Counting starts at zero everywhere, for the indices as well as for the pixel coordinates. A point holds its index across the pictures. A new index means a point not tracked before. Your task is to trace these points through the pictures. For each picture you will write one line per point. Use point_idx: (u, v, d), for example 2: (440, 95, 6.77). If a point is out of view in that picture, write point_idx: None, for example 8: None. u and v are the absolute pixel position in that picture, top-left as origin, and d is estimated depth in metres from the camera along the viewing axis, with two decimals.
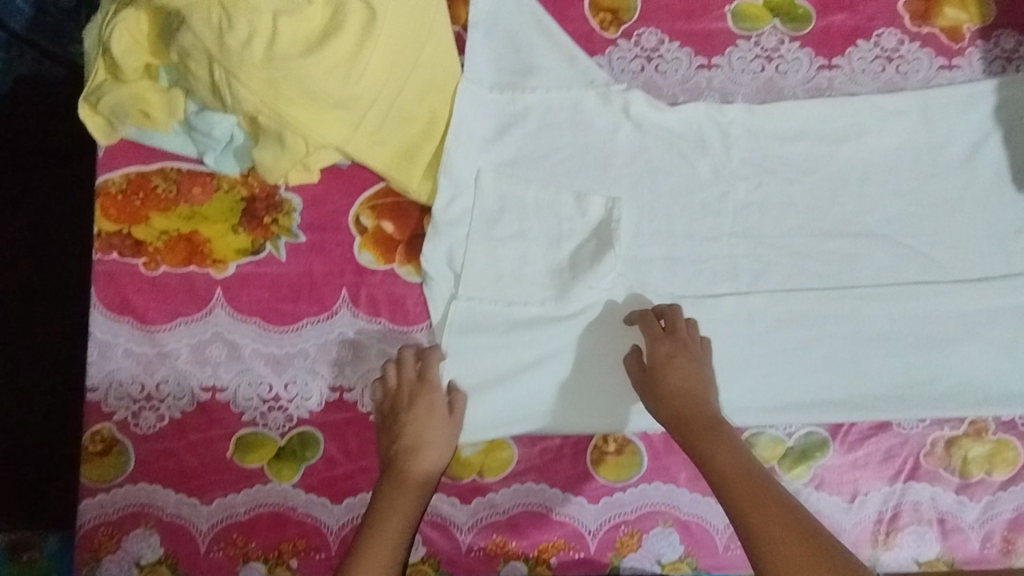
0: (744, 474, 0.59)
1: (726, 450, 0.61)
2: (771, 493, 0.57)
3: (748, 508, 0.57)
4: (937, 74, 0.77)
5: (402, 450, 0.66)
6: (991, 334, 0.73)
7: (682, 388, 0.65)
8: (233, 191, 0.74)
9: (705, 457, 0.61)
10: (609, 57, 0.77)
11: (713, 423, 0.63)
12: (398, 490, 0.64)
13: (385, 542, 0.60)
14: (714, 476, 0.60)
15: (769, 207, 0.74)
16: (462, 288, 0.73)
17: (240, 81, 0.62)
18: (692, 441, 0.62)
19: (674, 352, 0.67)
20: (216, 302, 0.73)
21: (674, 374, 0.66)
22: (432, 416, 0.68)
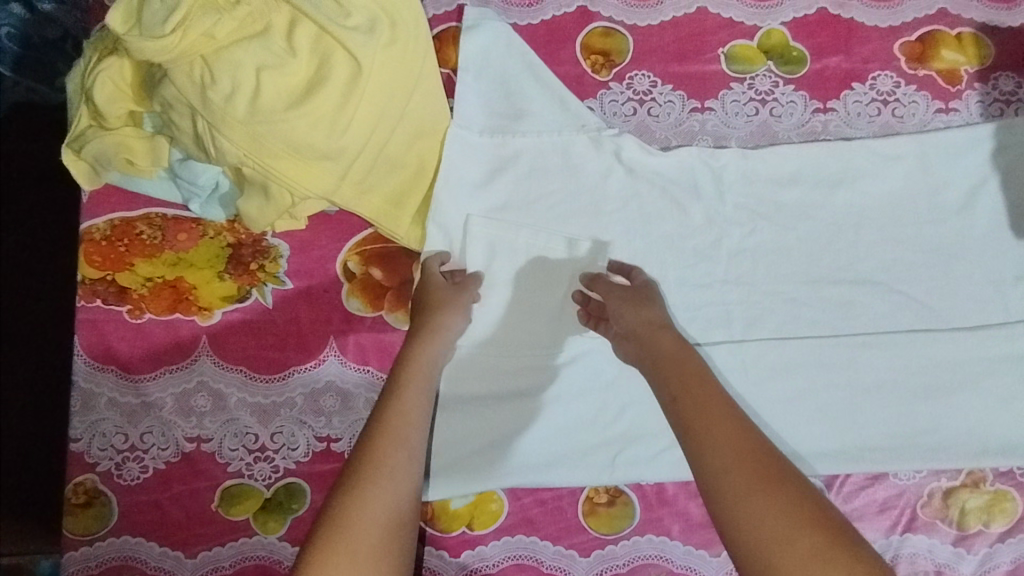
0: (699, 386, 0.60)
1: (687, 363, 0.62)
2: (721, 404, 0.59)
3: (704, 415, 0.58)
4: (934, 117, 0.76)
5: (410, 342, 0.67)
6: (988, 383, 0.71)
7: (648, 320, 0.66)
8: (219, 237, 0.73)
9: (663, 372, 0.62)
10: (601, 99, 0.76)
11: (678, 346, 0.64)
12: (402, 386, 0.64)
13: (392, 439, 0.61)
14: (671, 390, 0.61)
15: (763, 253, 0.73)
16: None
17: (223, 135, 0.61)
18: (659, 358, 0.64)
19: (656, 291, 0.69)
20: (201, 350, 0.72)
21: (647, 301, 0.68)
22: (444, 310, 0.68)
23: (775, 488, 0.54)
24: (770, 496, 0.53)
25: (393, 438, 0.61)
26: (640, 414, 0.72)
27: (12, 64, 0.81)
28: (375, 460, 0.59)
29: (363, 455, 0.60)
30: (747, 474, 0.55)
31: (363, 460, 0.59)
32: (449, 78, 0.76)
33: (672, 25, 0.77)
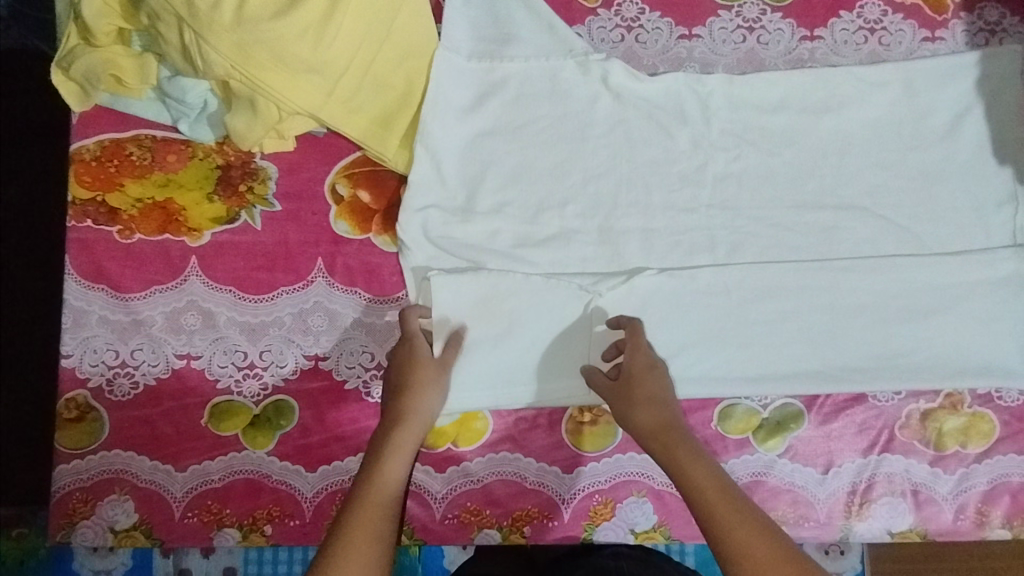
0: (723, 496, 0.56)
1: (702, 469, 0.58)
2: (745, 515, 0.55)
3: (724, 527, 0.54)
4: (920, 46, 0.76)
5: (392, 413, 0.63)
6: (967, 308, 0.72)
7: (657, 402, 0.63)
8: (209, 159, 0.74)
9: (680, 475, 0.58)
10: (589, 26, 0.76)
11: (688, 442, 0.60)
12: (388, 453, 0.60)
13: (377, 518, 0.56)
14: (696, 506, 0.56)
15: (748, 179, 0.74)
16: (437, 259, 0.73)
17: (210, 44, 0.61)
18: (667, 455, 0.60)
19: (653, 363, 0.65)
20: (191, 271, 0.73)
21: (651, 385, 0.63)
22: (417, 369, 0.66)
23: None
24: None
25: (376, 525, 0.55)
26: None
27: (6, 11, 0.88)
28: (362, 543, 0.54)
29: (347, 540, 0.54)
30: None
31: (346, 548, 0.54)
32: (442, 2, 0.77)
33: None
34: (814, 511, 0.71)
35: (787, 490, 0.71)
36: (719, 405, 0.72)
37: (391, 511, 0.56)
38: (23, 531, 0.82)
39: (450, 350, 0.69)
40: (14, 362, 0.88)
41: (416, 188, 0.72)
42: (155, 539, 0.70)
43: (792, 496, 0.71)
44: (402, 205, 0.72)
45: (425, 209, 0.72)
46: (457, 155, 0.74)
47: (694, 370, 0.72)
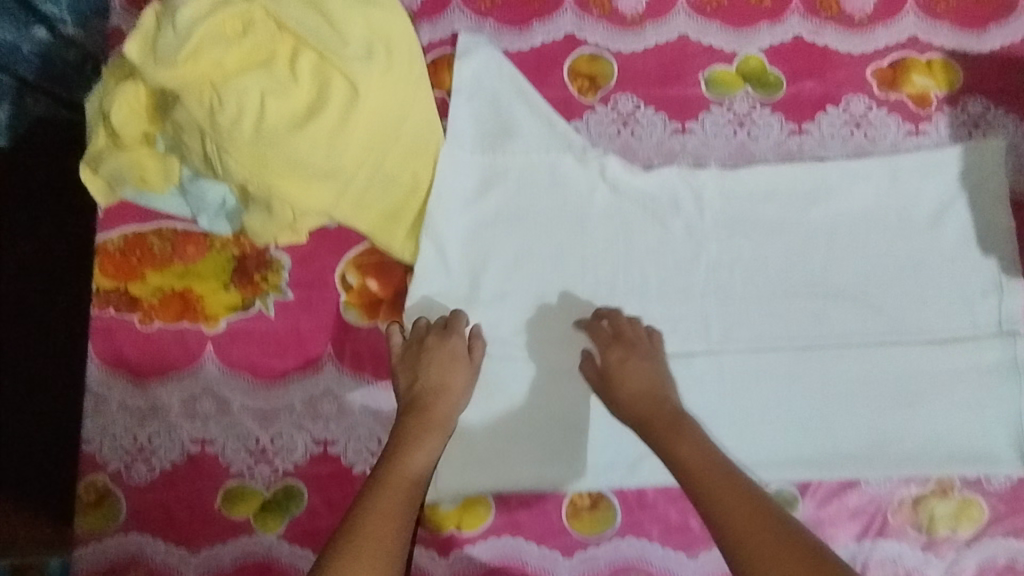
0: (704, 460, 0.64)
1: (688, 447, 0.65)
2: (725, 473, 0.62)
3: (704, 484, 0.62)
4: (904, 139, 0.79)
5: (425, 391, 0.70)
6: (956, 394, 0.75)
7: (641, 391, 0.70)
8: (226, 250, 0.77)
9: (669, 448, 0.66)
10: (587, 121, 0.80)
11: (678, 422, 0.67)
12: (419, 427, 0.68)
13: (406, 473, 0.64)
14: (677, 469, 0.64)
15: (740, 267, 0.77)
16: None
17: (231, 156, 0.65)
18: (656, 433, 0.67)
19: (626, 356, 0.72)
20: (207, 357, 0.76)
21: (631, 377, 0.70)
22: (457, 363, 0.72)
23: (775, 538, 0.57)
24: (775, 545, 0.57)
25: (398, 498, 0.62)
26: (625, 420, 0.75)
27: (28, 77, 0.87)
28: (388, 500, 0.62)
29: (376, 494, 0.62)
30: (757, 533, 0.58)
31: (373, 503, 0.62)
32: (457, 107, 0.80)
33: (653, 51, 0.80)
34: None
35: None
36: None
37: (417, 477, 0.65)
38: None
39: (479, 352, 0.73)
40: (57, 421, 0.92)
41: (421, 279, 0.75)
42: None
43: None
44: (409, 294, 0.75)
45: (428, 300, 0.76)
46: (461, 246, 0.77)
47: None
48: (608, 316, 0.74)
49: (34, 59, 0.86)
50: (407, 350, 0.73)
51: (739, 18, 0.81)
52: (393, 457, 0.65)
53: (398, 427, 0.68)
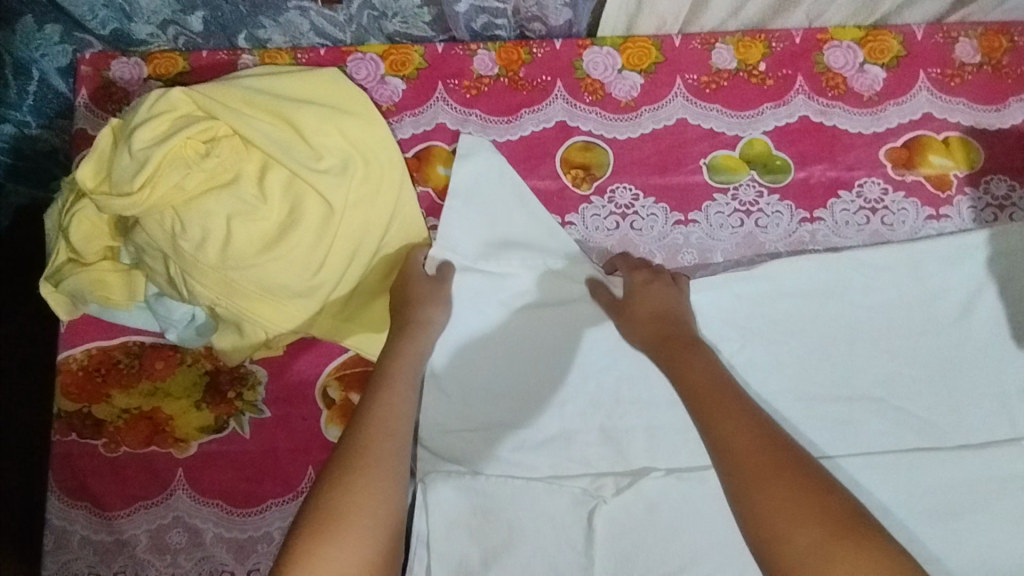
0: (711, 386, 0.60)
1: (702, 364, 0.62)
2: (738, 402, 0.58)
3: (710, 416, 0.58)
4: (924, 224, 0.74)
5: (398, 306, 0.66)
6: (1003, 506, 0.67)
7: (655, 313, 0.67)
8: (197, 364, 0.72)
9: (679, 369, 0.63)
10: (583, 214, 0.75)
11: (689, 343, 0.65)
12: (401, 348, 0.64)
13: (401, 391, 0.62)
14: (684, 391, 0.61)
15: (754, 371, 0.71)
16: (433, 468, 0.69)
17: (196, 281, 0.60)
18: (668, 357, 0.65)
19: (652, 277, 0.69)
20: (176, 484, 0.70)
21: (650, 297, 0.68)
22: (417, 271, 0.68)
23: (777, 473, 0.52)
24: (781, 484, 0.52)
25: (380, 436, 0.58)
26: (634, 543, 0.68)
27: (7, 173, 0.88)
28: (384, 419, 0.59)
29: (367, 417, 0.59)
30: (767, 471, 0.53)
31: (367, 423, 0.59)
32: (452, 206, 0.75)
33: (650, 137, 0.76)
34: None
35: None
36: None
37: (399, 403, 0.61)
38: None
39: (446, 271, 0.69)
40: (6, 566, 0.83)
41: None
42: None
43: None
44: None
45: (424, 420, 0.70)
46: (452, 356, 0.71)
47: None
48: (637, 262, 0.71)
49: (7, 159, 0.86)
50: (386, 270, 0.68)
51: (740, 100, 0.76)
52: (384, 376, 0.62)
53: (385, 348, 0.65)
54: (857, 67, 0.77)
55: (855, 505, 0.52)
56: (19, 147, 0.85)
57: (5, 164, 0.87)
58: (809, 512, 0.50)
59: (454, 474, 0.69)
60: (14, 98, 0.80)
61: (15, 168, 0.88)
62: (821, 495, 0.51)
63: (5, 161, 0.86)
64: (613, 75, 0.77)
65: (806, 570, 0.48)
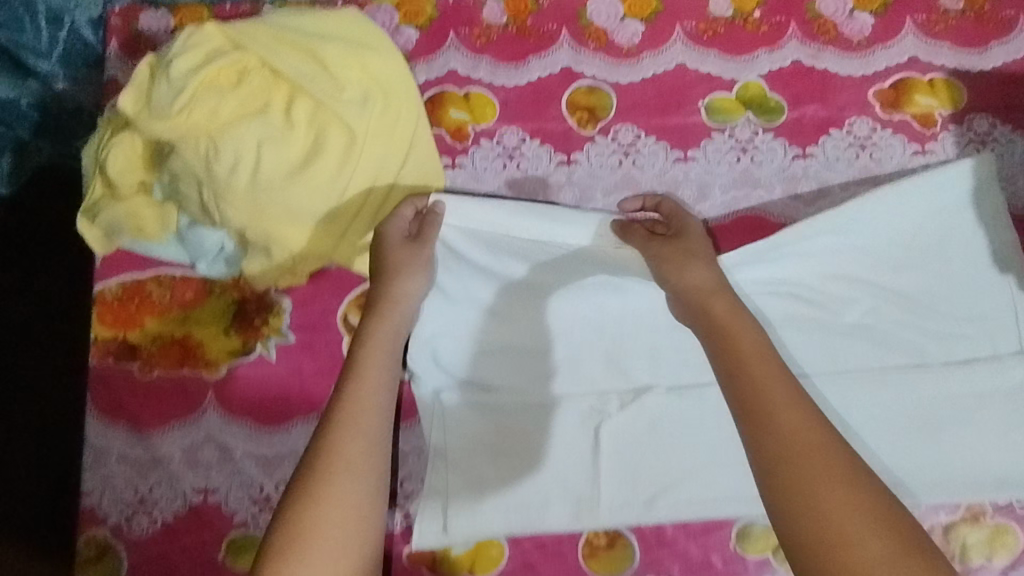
0: (767, 370, 0.57)
1: (750, 338, 0.59)
2: (797, 402, 0.55)
3: (767, 407, 0.55)
4: (910, 159, 0.78)
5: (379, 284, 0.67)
6: (985, 417, 0.73)
7: (699, 285, 0.65)
8: (225, 294, 0.76)
9: (727, 340, 0.60)
10: (588, 152, 0.79)
11: (737, 313, 0.62)
12: (369, 336, 0.64)
13: (373, 384, 0.60)
14: (733, 367, 0.58)
15: (747, 300, 0.75)
16: (446, 385, 0.75)
17: (228, 204, 0.64)
18: (711, 333, 0.61)
19: (687, 220, 0.71)
20: (207, 404, 0.75)
21: (683, 252, 0.67)
22: (400, 246, 0.68)
23: (841, 483, 0.51)
24: (851, 502, 0.50)
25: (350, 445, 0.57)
26: (639, 454, 0.73)
27: (32, 130, 0.89)
28: (354, 421, 0.58)
29: (334, 422, 0.58)
30: (832, 485, 0.51)
31: (337, 424, 0.58)
32: (464, 146, 0.79)
33: (652, 80, 0.80)
34: None
35: None
36: (736, 525, 0.73)
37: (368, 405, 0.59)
38: None
39: (429, 229, 0.69)
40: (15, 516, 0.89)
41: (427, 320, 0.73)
42: None
43: None
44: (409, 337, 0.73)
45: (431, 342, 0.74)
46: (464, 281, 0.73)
47: (708, 490, 0.73)
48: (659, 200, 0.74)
49: (33, 115, 0.88)
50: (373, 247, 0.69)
51: (736, 45, 0.80)
52: (358, 371, 0.61)
53: (359, 337, 0.64)
54: (847, 13, 0.81)
55: (917, 528, 0.51)
56: (46, 103, 0.88)
57: (31, 121, 0.88)
58: (872, 524, 0.50)
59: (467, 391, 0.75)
60: (44, 46, 0.85)
61: (41, 124, 0.89)
62: (884, 511, 0.50)
63: (30, 117, 0.88)
64: (616, 23, 0.81)
65: (874, 575, 0.47)
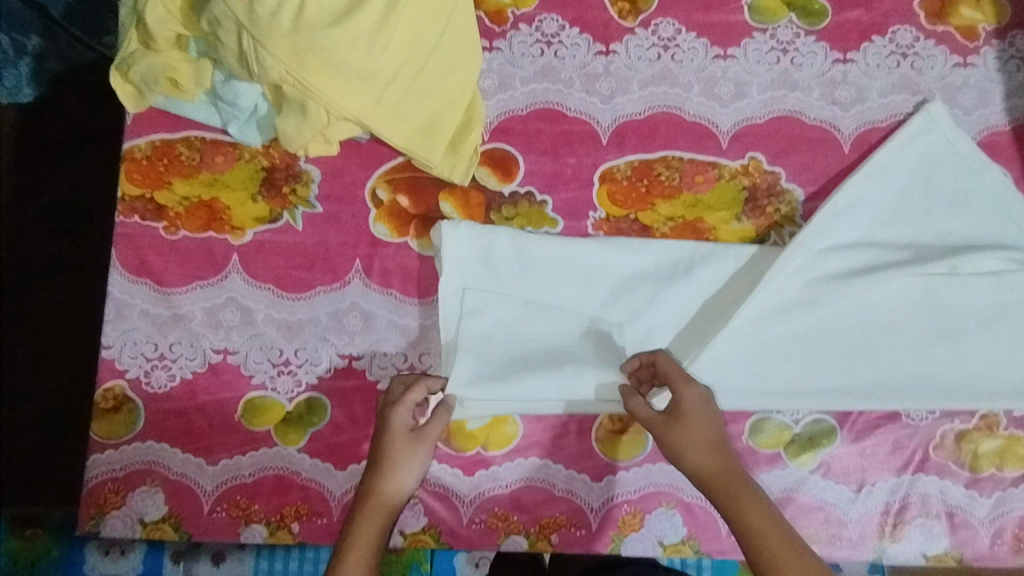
0: (783, 542, 0.59)
1: (763, 520, 0.60)
2: (815, 570, 0.58)
3: None
4: (951, 71, 0.78)
5: (365, 483, 0.65)
6: (1007, 328, 0.73)
7: (707, 469, 0.63)
8: (255, 161, 0.76)
9: (741, 525, 0.60)
10: (627, 44, 0.78)
11: (747, 486, 0.62)
12: (362, 527, 0.62)
13: (359, 553, 0.61)
14: (749, 542, 0.60)
15: (774, 274, 0.71)
16: (466, 277, 0.73)
17: (267, 49, 0.63)
18: (726, 497, 0.62)
19: (704, 399, 0.65)
20: (231, 268, 0.74)
21: (695, 432, 0.64)
22: (404, 449, 0.65)
23: None
24: None
25: None
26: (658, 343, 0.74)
27: (63, 13, 0.85)
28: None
29: None
30: None
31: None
32: (502, 30, 0.79)
33: None
34: (846, 530, 0.72)
35: (819, 508, 0.72)
36: (751, 419, 0.73)
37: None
38: (36, 531, 0.91)
39: (435, 425, 0.66)
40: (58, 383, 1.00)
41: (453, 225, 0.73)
42: (183, 533, 0.71)
43: (825, 515, 0.72)
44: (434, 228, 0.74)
45: (454, 225, 0.73)
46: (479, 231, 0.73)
47: (724, 381, 0.72)
48: (655, 358, 0.68)
49: None
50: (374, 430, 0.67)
51: None
52: (345, 551, 0.61)
53: (350, 522, 0.63)
54: None
55: None
56: None
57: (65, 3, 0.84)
58: None
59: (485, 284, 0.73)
60: None
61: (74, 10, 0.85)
62: None
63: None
64: None
65: None
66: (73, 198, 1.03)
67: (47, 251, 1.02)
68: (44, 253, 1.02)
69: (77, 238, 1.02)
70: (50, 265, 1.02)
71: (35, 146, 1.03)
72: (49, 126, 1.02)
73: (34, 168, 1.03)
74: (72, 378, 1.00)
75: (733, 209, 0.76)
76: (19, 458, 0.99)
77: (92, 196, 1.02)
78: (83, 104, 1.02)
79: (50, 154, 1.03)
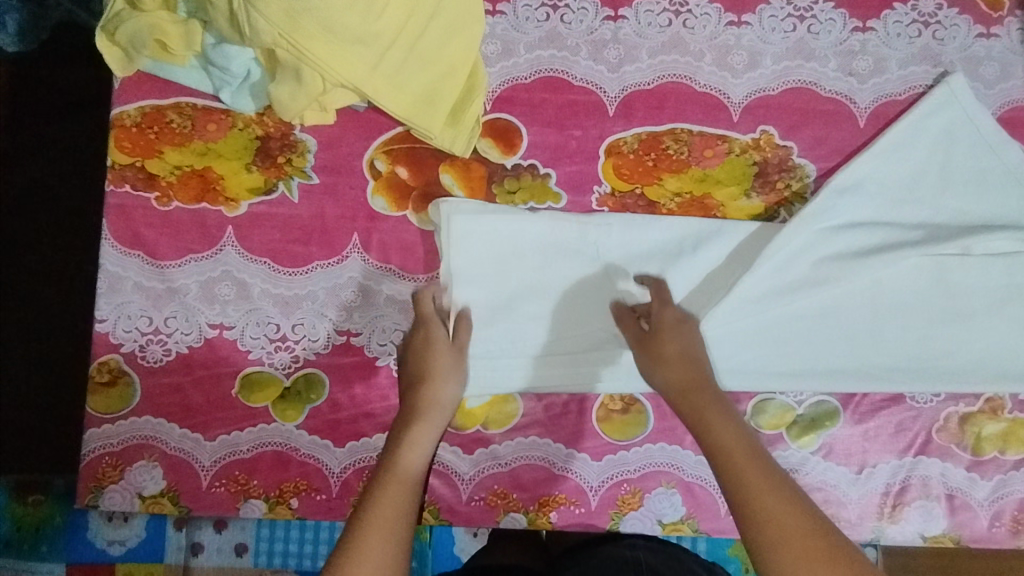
0: (747, 451, 0.58)
1: (731, 428, 0.59)
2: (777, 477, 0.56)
3: (750, 484, 0.55)
4: (974, 42, 0.75)
5: (411, 383, 0.66)
6: (1016, 309, 0.72)
7: (680, 382, 0.63)
8: (248, 130, 0.73)
9: (709, 438, 0.59)
10: (637, 9, 0.75)
11: (716, 402, 0.62)
12: (411, 429, 0.63)
13: (397, 481, 0.59)
14: (716, 453, 0.59)
15: (778, 256, 0.70)
16: (465, 257, 0.71)
17: (260, 10, 0.59)
18: (693, 411, 0.61)
19: (682, 317, 0.67)
20: (226, 240, 0.73)
21: (675, 346, 0.65)
22: (437, 349, 0.67)
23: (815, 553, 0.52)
24: None
25: (387, 520, 0.57)
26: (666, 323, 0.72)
27: None
28: (382, 511, 0.57)
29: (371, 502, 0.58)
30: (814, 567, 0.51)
31: (365, 514, 0.57)
32: None
33: None
34: (845, 511, 0.72)
35: (819, 489, 0.72)
36: (753, 399, 0.72)
37: (415, 480, 0.60)
38: (39, 498, 0.91)
39: (463, 332, 0.68)
40: (54, 354, 0.99)
41: (452, 202, 0.71)
42: (183, 507, 0.71)
43: (824, 495, 0.72)
44: (432, 206, 0.72)
45: (454, 202, 0.71)
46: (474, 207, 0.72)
47: (728, 361, 0.71)
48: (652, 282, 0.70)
49: None
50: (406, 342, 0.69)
51: None
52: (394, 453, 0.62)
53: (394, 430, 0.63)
54: None
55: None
56: None
57: None
58: None
59: (482, 262, 0.71)
60: None
61: None
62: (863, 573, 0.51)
63: None
64: None
65: None
66: (57, 165, 0.99)
67: (39, 218, 1.00)
68: (33, 222, 1.00)
69: (70, 205, 1.00)
70: (39, 236, 1.00)
71: (26, 109, 0.99)
72: (33, 85, 0.99)
73: (20, 132, 1.00)
74: (69, 351, 0.99)
75: (743, 184, 0.74)
76: (14, 429, 0.98)
77: (80, 164, 0.99)
78: (68, 66, 0.99)
79: (35, 116, 0.99)
